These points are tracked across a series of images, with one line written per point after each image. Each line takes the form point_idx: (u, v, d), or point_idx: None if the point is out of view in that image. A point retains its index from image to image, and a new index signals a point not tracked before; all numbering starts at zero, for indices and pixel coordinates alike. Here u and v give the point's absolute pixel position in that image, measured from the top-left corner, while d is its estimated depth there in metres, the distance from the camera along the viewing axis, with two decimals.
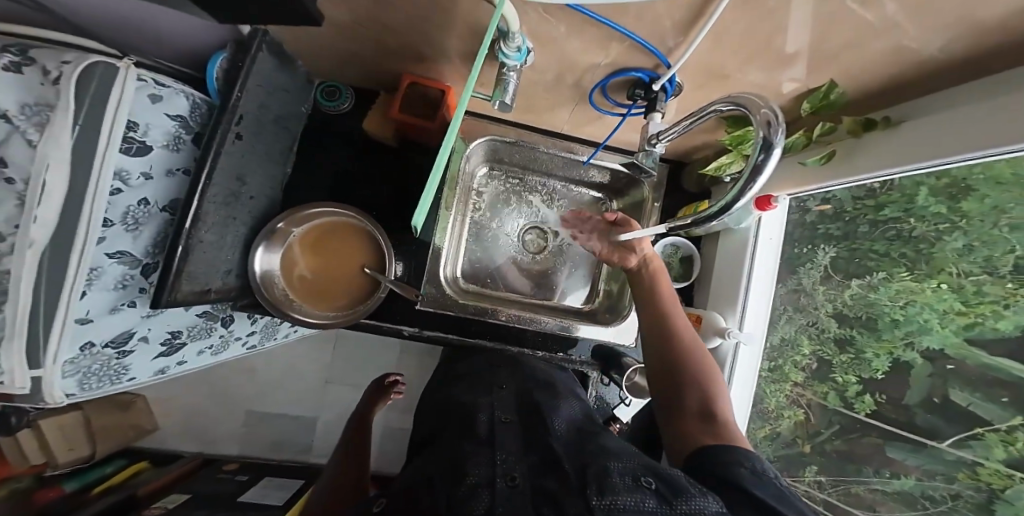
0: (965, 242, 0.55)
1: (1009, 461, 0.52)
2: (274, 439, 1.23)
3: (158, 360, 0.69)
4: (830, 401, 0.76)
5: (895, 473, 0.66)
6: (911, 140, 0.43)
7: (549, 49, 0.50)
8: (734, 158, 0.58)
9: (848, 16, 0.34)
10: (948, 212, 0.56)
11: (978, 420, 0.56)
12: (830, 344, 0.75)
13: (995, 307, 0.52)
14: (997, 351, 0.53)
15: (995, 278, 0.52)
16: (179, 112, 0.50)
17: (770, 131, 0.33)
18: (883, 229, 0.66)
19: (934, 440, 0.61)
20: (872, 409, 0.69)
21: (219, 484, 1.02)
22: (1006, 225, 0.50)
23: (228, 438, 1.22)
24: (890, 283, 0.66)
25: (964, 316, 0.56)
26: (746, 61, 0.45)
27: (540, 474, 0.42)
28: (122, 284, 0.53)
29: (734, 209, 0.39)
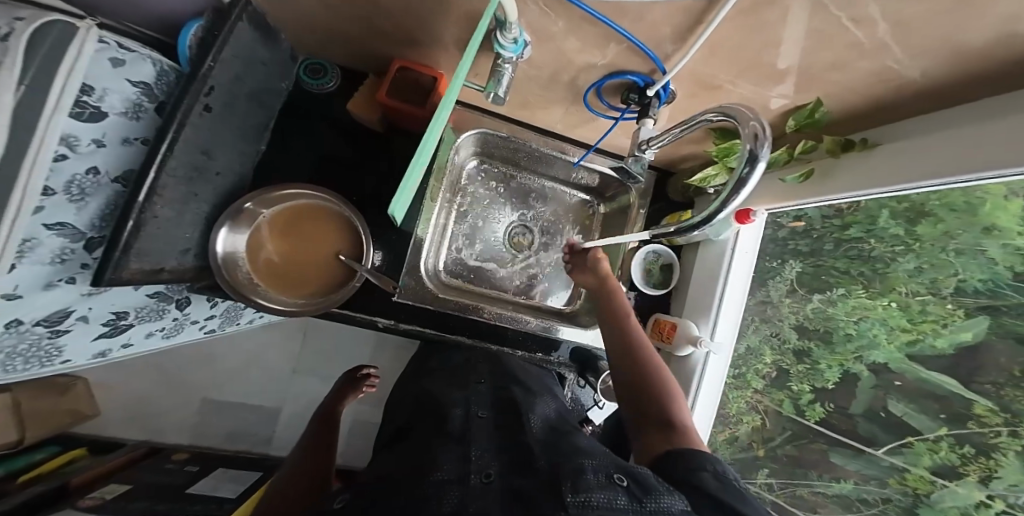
0: (915, 263, 0.61)
1: (935, 468, 0.58)
2: (230, 430, 1.16)
3: (100, 341, 0.63)
4: (785, 409, 0.79)
5: (836, 478, 0.71)
6: (888, 162, 0.45)
7: (547, 45, 0.49)
8: (719, 171, 0.59)
9: (841, 37, 0.35)
10: (904, 234, 0.60)
11: (910, 431, 0.61)
12: (789, 354, 0.78)
13: (935, 324, 0.58)
14: (936, 368, 0.58)
15: (938, 298, 0.58)
16: (143, 79, 0.45)
17: (757, 144, 0.33)
18: (846, 248, 0.70)
19: (871, 447, 0.66)
20: (821, 416, 0.73)
21: (166, 475, 0.95)
22: (953, 250, 0.56)
23: (178, 428, 1.14)
24: (847, 299, 0.70)
25: (907, 333, 0.61)
26: (740, 74, 0.45)
27: (517, 473, 0.40)
28: (60, 258, 0.48)
29: (717, 220, 0.39)
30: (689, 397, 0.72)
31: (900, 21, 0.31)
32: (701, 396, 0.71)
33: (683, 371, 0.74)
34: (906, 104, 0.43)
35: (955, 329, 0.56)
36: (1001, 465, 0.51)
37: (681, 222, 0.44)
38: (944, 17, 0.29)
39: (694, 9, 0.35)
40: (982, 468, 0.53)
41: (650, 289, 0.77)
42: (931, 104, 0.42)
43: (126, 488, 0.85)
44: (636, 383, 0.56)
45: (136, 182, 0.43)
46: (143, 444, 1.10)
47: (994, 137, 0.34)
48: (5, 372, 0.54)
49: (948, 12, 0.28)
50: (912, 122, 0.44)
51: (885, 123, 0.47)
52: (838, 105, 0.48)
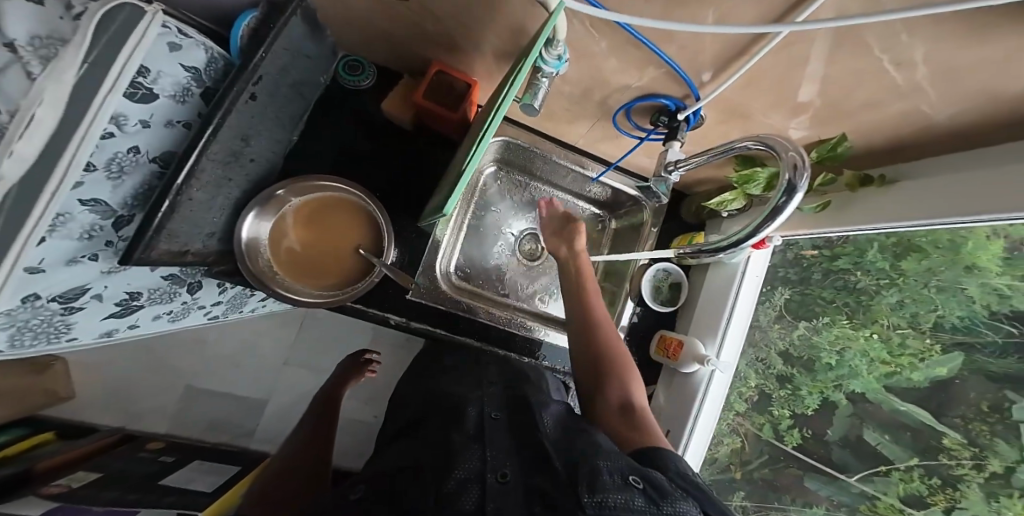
0: (897, 298, 0.65)
1: (903, 497, 0.64)
2: (214, 420, 1.13)
3: (108, 322, 0.63)
4: (764, 432, 0.82)
5: (807, 503, 0.76)
6: (903, 199, 0.48)
7: (588, 62, 0.51)
8: (736, 197, 0.62)
9: (878, 78, 0.38)
10: (890, 268, 0.64)
11: (883, 459, 0.67)
12: (772, 379, 0.81)
13: (912, 359, 0.63)
14: (908, 399, 0.64)
15: (917, 333, 0.62)
16: (195, 64, 0.46)
17: (795, 175, 0.36)
18: (832, 279, 0.73)
19: (843, 474, 0.71)
20: (798, 441, 0.77)
21: (141, 464, 0.92)
22: (936, 286, 0.60)
23: (159, 415, 1.11)
24: (831, 328, 0.74)
25: (886, 365, 0.66)
26: (774, 104, 0.48)
27: (532, 473, 0.41)
28: (88, 234, 0.48)
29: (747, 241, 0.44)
30: (692, 413, 0.73)
31: (940, 66, 0.34)
32: (702, 410, 0.73)
33: (687, 388, 0.75)
34: (925, 145, 0.47)
35: (930, 365, 0.61)
36: (965, 495, 0.58)
37: (704, 244, 0.50)
38: (985, 66, 0.32)
39: (741, 41, 0.38)
40: (947, 498, 0.60)
41: (659, 306, 0.80)
42: (947, 148, 0.45)
43: (94, 478, 0.81)
44: (604, 371, 0.60)
45: (177, 164, 0.43)
46: (118, 431, 1.06)
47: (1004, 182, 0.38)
48: (17, 347, 0.54)
49: (990, 60, 0.31)
50: (927, 163, 0.47)
51: (901, 162, 0.50)
52: (858, 140, 0.51)
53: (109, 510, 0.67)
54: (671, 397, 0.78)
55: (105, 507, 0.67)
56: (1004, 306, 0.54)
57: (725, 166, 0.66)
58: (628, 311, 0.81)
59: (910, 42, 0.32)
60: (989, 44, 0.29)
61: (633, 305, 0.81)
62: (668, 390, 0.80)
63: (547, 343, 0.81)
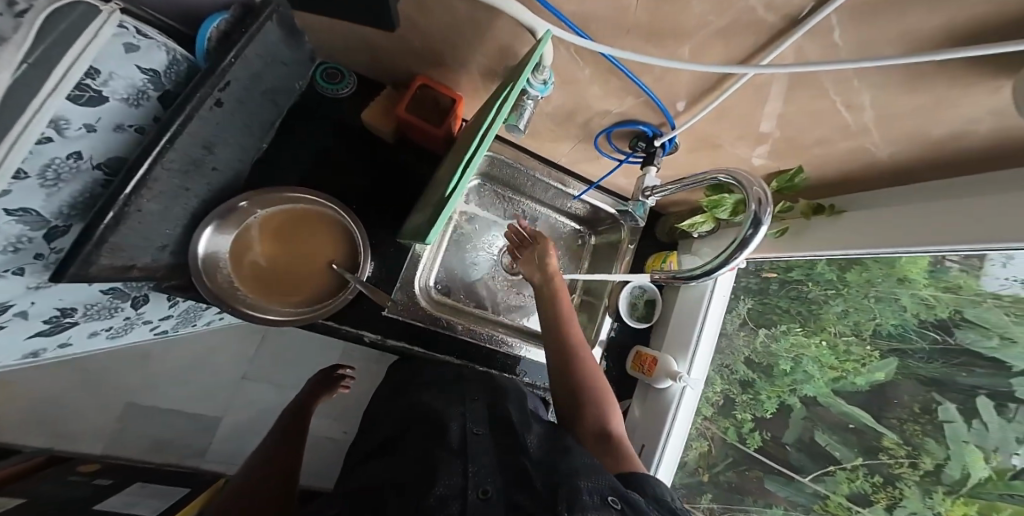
0: (842, 306, 0.70)
1: (850, 495, 0.69)
2: (158, 441, 1.03)
3: (34, 341, 0.56)
4: (729, 435, 0.85)
5: (767, 504, 0.78)
6: (851, 228, 0.52)
7: (570, 86, 0.52)
8: (706, 220, 0.65)
9: (834, 119, 0.41)
10: (836, 280, 0.69)
11: (831, 459, 0.71)
12: (736, 384, 0.85)
13: (856, 364, 0.68)
14: (853, 402, 0.69)
15: (860, 339, 0.68)
16: (153, 66, 0.43)
17: (760, 208, 0.39)
18: (788, 289, 0.78)
19: (798, 474, 0.75)
20: (759, 444, 0.81)
21: (71, 487, 0.82)
22: (874, 296, 0.65)
23: (93, 437, 0.99)
24: (787, 336, 0.78)
25: (834, 370, 0.71)
26: (743, 137, 0.51)
27: (516, 488, 0.40)
28: (13, 246, 0.43)
29: (717, 272, 0.45)
30: (665, 429, 0.74)
31: (885, 111, 0.37)
32: (675, 426, 0.75)
33: (660, 406, 0.77)
34: (874, 181, 0.51)
35: (872, 369, 0.66)
36: (903, 493, 0.63)
37: (683, 271, 0.50)
38: (921, 112, 0.35)
39: (715, 77, 0.40)
40: (889, 496, 0.64)
41: (635, 323, 0.82)
42: (892, 181, 0.49)
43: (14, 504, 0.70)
44: (580, 397, 0.61)
45: (127, 172, 0.39)
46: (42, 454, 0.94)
47: (933, 214, 0.42)
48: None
49: (925, 107, 0.34)
50: (875, 195, 0.50)
51: (849, 194, 0.55)
52: (816, 173, 0.55)
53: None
54: (645, 413, 0.79)
55: None
56: (930, 315, 0.60)
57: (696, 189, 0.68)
58: (606, 326, 0.82)
59: (861, 87, 0.35)
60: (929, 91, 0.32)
61: (609, 322, 0.82)
62: (642, 406, 0.81)
63: (527, 359, 0.80)
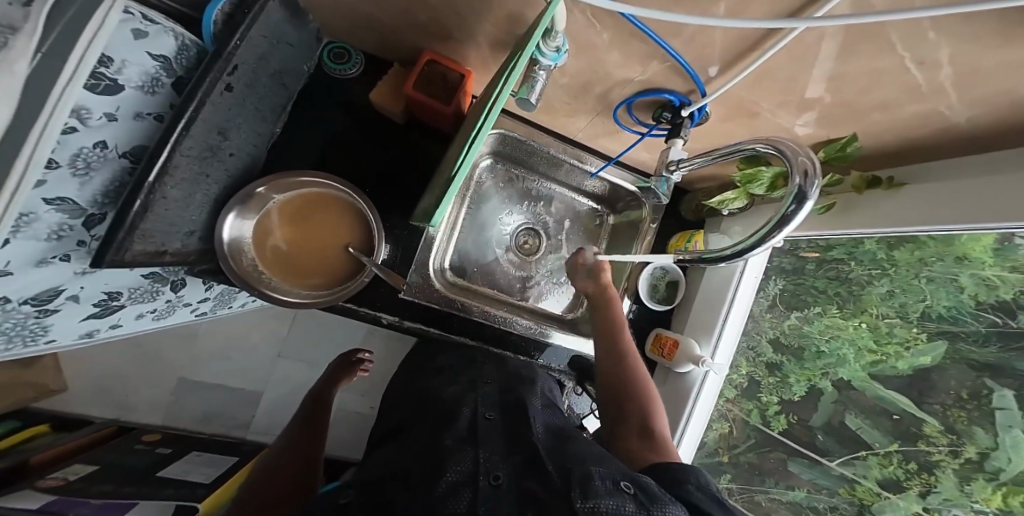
0: (887, 287, 0.64)
1: (880, 480, 0.66)
2: (208, 412, 1.12)
3: (88, 323, 0.60)
4: (752, 417, 0.82)
5: (790, 486, 0.78)
6: (905, 205, 0.47)
7: (587, 53, 0.48)
8: (738, 195, 0.60)
9: (896, 77, 0.35)
10: (882, 260, 0.63)
11: (863, 445, 0.68)
12: (761, 366, 0.81)
13: (898, 347, 0.63)
14: (891, 386, 0.65)
15: (905, 323, 0.62)
16: (163, 52, 0.43)
17: (806, 182, 0.35)
18: (826, 269, 0.72)
19: (825, 458, 0.73)
20: (784, 427, 0.78)
21: (137, 455, 0.94)
22: (926, 277, 0.59)
23: (152, 407, 1.09)
24: (822, 318, 0.73)
25: (872, 354, 0.66)
26: (783, 102, 0.45)
27: (525, 475, 0.40)
28: (57, 234, 0.46)
29: (750, 254, 0.42)
30: (684, 413, 0.73)
31: (963, 68, 0.31)
32: (694, 411, 0.73)
33: (679, 389, 0.75)
34: (939, 149, 0.45)
35: (916, 354, 0.61)
36: (939, 480, 0.60)
37: (712, 250, 0.47)
38: (1009, 70, 0.29)
39: (754, 35, 0.35)
40: (923, 483, 0.61)
41: (655, 304, 0.79)
42: (959, 150, 0.43)
43: (92, 469, 0.85)
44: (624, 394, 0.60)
45: (150, 159, 0.40)
46: (114, 422, 1.05)
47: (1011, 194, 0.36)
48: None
49: (1012, 63, 0.28)
50: (941, 165, 0.45)
51: (909, 164, 0.49)
52: (870, 141, 0.49)
53: (106, 504, 0.69)
54: (663, 394, 0.79)
55: (103, 500, 0.70)
56: (990, 296, 0.54)
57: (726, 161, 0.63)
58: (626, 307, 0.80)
59: (935, 43, 0.30)
60: (1015, 47, 0.27)
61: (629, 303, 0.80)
62: (662, 387, 0.79)
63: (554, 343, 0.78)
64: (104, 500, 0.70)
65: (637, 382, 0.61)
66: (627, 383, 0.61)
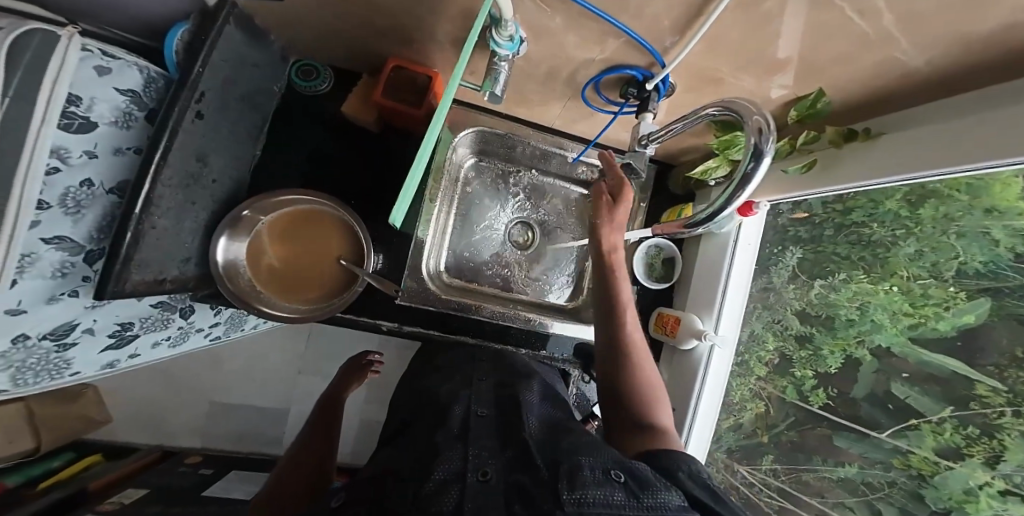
0: (915, 247, 0.59)
1: (938, 449, 0.56)
2: (239, 431, 1.17)
3: (107, 353, 0.64)
4: (788, 395, 0.76)
5: (839, 462, 0.69)
6: (890, 155, 0.44)
7: (543, 39, 0.48)
8: (720, 163, 0.59)
9: (844, 28, 0.34)
10: (906, 217, 0.58)
11: (912, 413, 0.60)
12: (791, 340, 0.76)
13: (936, 309, 0.57)
14: (937, 350, 0.57)
15: (940, 282, 0.56)
16: (131, 87, 0.47)
17: (760, 139, 0.34)
18: (846, 233, 0.68)
19: (875, 431, 0.64)
20: (825, 401, 0.71)
21: (178, 476, 0.98)
22: (956, 232, 0.53)
23: (188, 430, 1.15)
24: (849, 284, 0.68)
25: (909, 317, 0.59)
26: (745, 65, 0.44)
27: (516, 470, 0.40)
28: (61, 271, 0.50)
29: (721, 217, 0.40)
30: (694, 391, 0.71)
31: (904, 11, 0.30)
32: (706, 386, 0.70)
33: (686, 368, 0.73)
34: (914, 98, 0.42)
35: (957, 313, 0.54)
36: (1004, 446, 0.50)
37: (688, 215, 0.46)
38: (951, 10, 0.28)
39: (695, 0, 0.34)
40: (987, 449, 0.51)
41: (653, 283, 0.76)
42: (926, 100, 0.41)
43: (145, 492, 0.88)
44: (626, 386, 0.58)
45: (133, 189, 0.43)
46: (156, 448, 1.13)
47: (984, 134, 0.34)
48: (19, 389, 0.56)
49: (946, 3, 0.27)
50: (912, 113, 0.43)
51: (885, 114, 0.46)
52: (844, 97, 0.47)
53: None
54: (671, 375, 0.77)
55: None
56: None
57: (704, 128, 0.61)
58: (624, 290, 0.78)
59: None
60: None
61: (626, 285, 0.78)
62: (670, 368, 0.77)
63: (555, 333, 0.77)
64: None
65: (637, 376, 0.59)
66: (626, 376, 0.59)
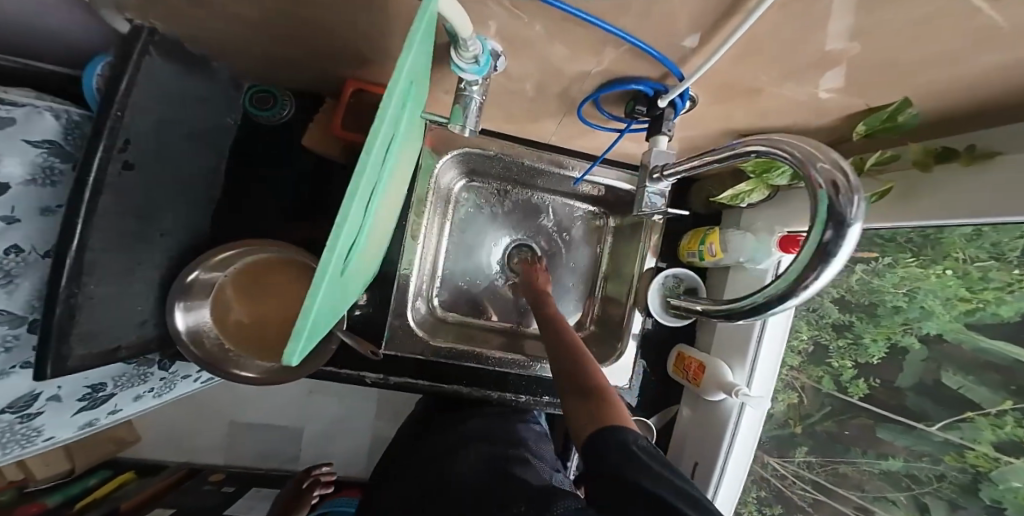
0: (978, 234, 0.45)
1: (998, 444, 0.49)
2: (262, 451, 1.13)
3: (83, 415, 0.59)
4: (824, 384, 0.68)
5: (882, 455, 0.62)
6: (1003, 182, 0.32)
7: (524, 52, 0.37)
8: (755, 186, 0.49)
9: (957, 25, 0.22)
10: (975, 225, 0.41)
11: (968, 404, 0.52)
12: (827, 328, 0.66)
13: (997, 293, 0.47)
14: (997, 337, 0.48)
15: (1002, 264, 0.45)
16: (47, 135, 0.40)
17: (843, 198, 0.21)
18: None
19: (921, 423, 0.57)
20: (867, 392, 0.62)
21: (201, 498, 0.89)
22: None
23: (212, 449, 1.11)
24: (894, 269, 0.57)
25: (965, 303, 0.51)
26: (797, 72, 0.32)
27: None
28: (4, 346, 0.44)
29: (774, 311, 0.27)
30: (722, 450, 0.61)
31: None
32: (736, 444, 0.60)
33: (713, 420, 0.63)
34: None
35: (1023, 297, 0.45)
36: None
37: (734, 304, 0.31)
38: None
39: None
40: None
41: (671, 320, 0.67)
42: None
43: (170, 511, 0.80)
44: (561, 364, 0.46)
45: (56, 262, 0.37)
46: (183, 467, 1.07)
47: None
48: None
49: None
50: None
51: (999, 125, 0.34)
52: (935, 104, 0.34)
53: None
54: (695, 419, 0.67)
55: None
56: None
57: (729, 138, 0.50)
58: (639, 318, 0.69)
59: None
60: None
61: (641, 317, 0.69)
62: (694, 415, 0.68)
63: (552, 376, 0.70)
64: None
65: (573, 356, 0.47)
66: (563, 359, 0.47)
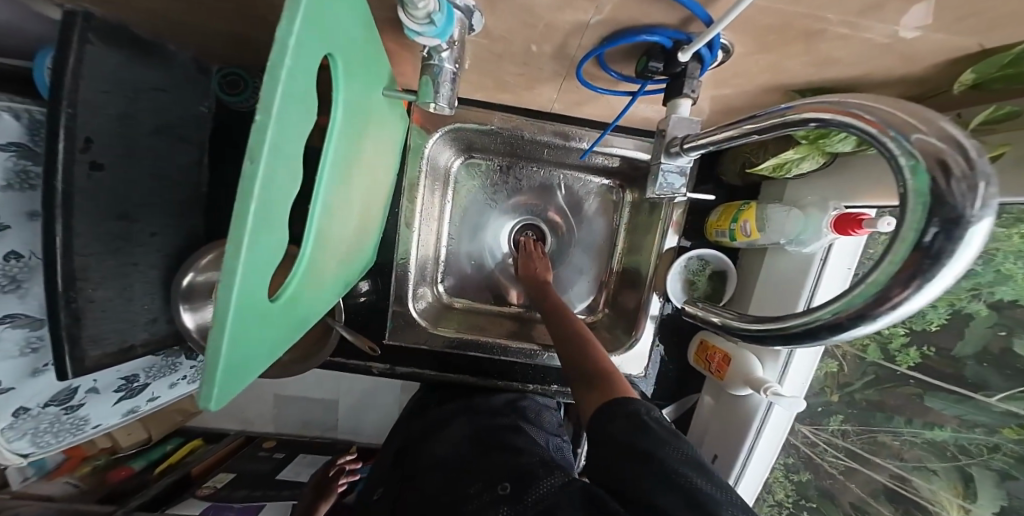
0: None
1: None
2: (304, 419, 0.99)
3: (123, 404, 0.61)
4: (868, 353, 0.59)
5: (929, 424, 0.53)
6: None
7: (503, 6, 0.30)
8: (804, 152, 0.41)
9: None
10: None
11: None
12: None
13: None
14: None
15: None
16: (12, 139, 0.38)
17: (957, 184, 0.14)
18: None
19: (980, 394, 0.47)
20: (916, 362, 0.53)
21: (252, 461, 0.91)
22: None
23: (263, 419, 0.99)
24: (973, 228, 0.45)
25: None
26: (870, 9, 0.23)
27: None
28: (30, 347, 0.46)
29: (842, 338, 0.19)
30: (746, 443, 0.56)
31: None
32: (761, 440, 0.55)
33: (738, 416, 0.57)
34: None
35: None
36: None
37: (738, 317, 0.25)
38: None
39: None
40: None
41: None
42: None
43: (231, 475, 0.86)
44: (567, 344, 0.48)
45: (48, 268, 0.36)
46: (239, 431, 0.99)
47: None
48: (45, 450, 0.53)
49: None
50: None
51: None
52: None
53: (246, 506, 0.76)
54: (717, 412, 0.63)
55: (242, 503, 0.76)
56: None
57: (768, 96, 0.41)
58: (657, 302, 0.63)
59: None
60: None
61: (660, 301, 0.63)
62: (716, 406, 0.63)
63: (554, 364, 0.66)
64: (243, 503, 0.76)
65: (575, 338, 0.48)
66: (566, 342, 0.48)
